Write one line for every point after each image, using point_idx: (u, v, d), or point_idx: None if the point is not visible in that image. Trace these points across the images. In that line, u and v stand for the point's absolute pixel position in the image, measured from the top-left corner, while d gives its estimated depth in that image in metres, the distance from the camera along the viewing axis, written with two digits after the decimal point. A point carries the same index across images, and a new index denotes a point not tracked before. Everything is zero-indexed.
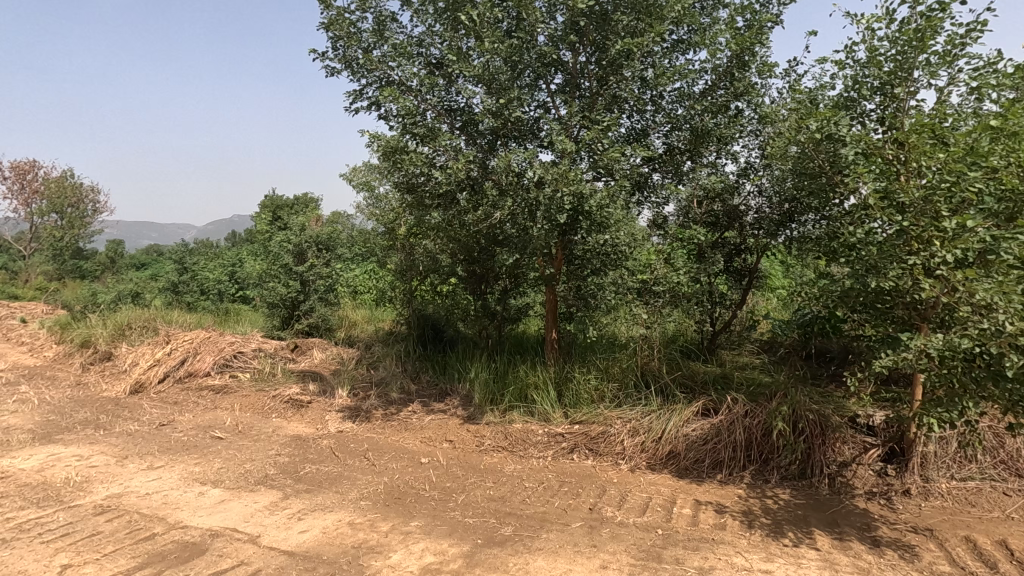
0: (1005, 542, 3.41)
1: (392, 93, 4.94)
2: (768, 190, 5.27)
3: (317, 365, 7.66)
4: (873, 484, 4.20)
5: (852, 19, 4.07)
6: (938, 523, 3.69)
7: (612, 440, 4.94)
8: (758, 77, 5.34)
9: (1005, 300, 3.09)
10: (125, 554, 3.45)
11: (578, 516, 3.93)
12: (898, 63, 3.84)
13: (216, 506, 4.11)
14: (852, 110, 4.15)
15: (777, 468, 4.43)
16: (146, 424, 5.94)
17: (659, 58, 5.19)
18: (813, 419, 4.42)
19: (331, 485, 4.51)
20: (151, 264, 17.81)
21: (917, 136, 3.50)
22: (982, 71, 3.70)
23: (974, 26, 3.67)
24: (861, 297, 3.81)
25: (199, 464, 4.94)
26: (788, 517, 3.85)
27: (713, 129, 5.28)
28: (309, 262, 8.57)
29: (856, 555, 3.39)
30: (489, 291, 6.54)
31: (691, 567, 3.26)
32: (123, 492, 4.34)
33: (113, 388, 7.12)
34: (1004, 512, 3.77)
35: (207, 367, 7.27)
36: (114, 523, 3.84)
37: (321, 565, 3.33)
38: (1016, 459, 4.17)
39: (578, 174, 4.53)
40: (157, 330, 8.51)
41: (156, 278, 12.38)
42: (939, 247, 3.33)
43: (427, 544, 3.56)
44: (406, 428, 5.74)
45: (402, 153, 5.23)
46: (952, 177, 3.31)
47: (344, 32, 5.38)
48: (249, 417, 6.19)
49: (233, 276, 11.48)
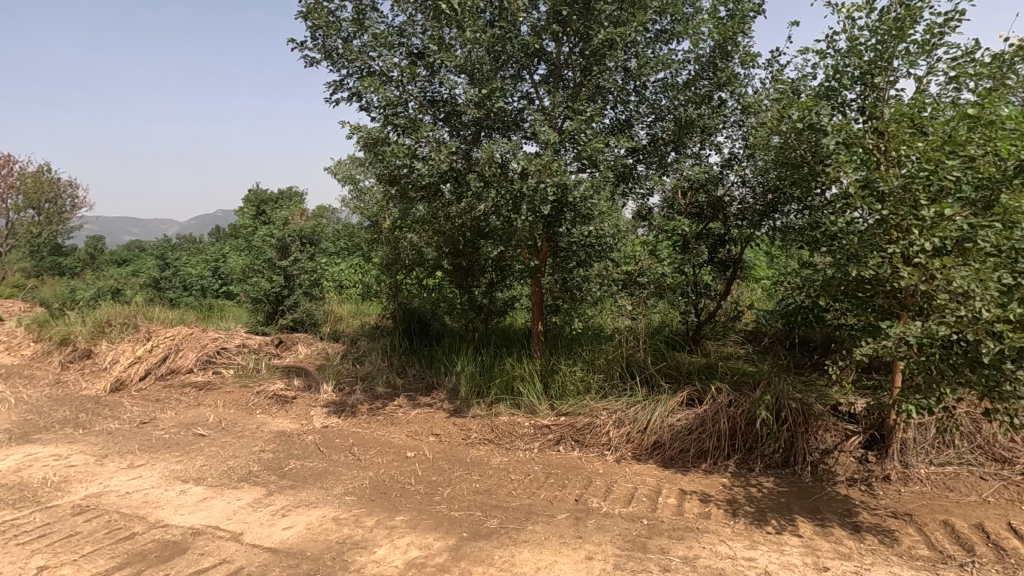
0: (981, 526, 3.47)
1: (372, 84, 4.90)
2: (751, 180, 5.29)
3: (302, 360, 7.58)
4: (854, 470, 4.25)
5: (832, 9, 4.07)
6: (917, 508, 3.74)
7: (598, 431, 4.96)
8: (741, 67, 5.32)
9: (981, 287, 3.12)
10: (104, 554, 3.39)
11: (565, 507, 3.93)
12: (879, 53, 3.85)
13: (197, 504, 4.06)
14: (833, 100, 4.17)
15: (761, 457, 4.47)
16: (127, 423, 5.84)
17: (643, 48, 5.18)
18: (796, 408, 4.47)
19: (316, 481, 4.47)
20: (133, 260, 17.54)
21: (897, 125, 3.53)
22: (959, 61, 3.73)
23: (952, 15, 3.69)
24: (842, 286, 3.84)
25: (181, 462, 4.87)
26: (771, 505, 3.89)
27: (696, 120, 5.27)
28: (292, 256, 8.44)
29: (837, 541, 3.44)
30: (476, 285, 6.50)
31: (675, 556, 3.28)
32: (102, 491, 4.27)
33: (93, 387, 6.99)
34: (981, 496, 3.82)
35: (190, 364, 7.18)
36: (92, 523, 3.77)
37: (304, 561, 3.30)
38: (993, 444, 4.23)
39: (561, 164, 4.51)
40: (138, 326, 8.38)
41: (137, 274, 12.17)
42: (918, 236, 3.35)
43: (412, 538, 3.54)
44: (392, 422, 5.71)
45: (384, 145, 5.15)
46: (931, 165, 3.34)
47: (322, 21, 5.28)
48: (233, 414, 6.11)
49: (216, 272, 11.33)
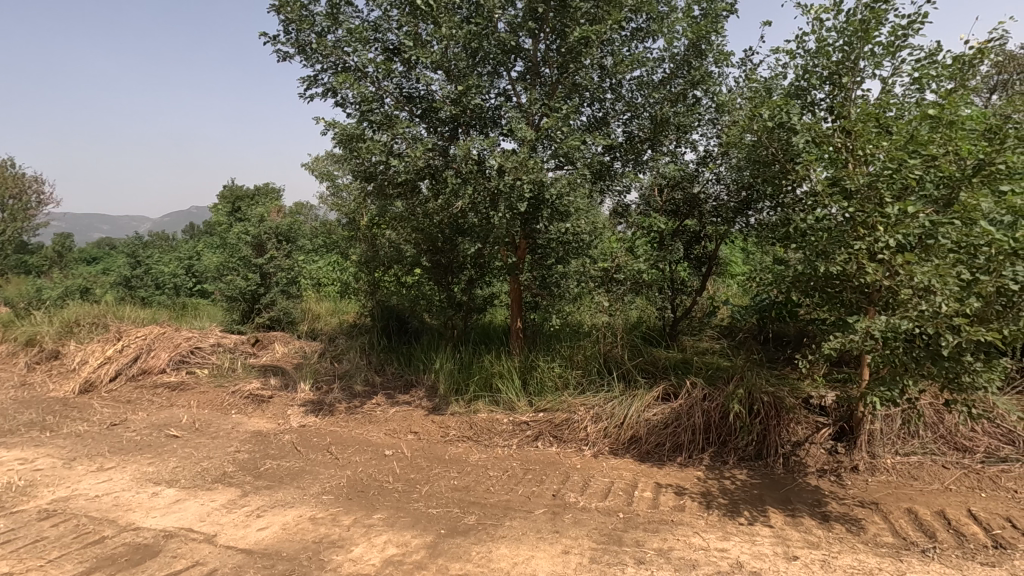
0: (943, 512, 3.59)
1: (347, 80, 4.86)
2: (725, 177, 5.37)
3: (279, 359, 7.49)
4: (824, 462, 4.36)
5: (801, 10, 4.15)
6: (883, 497, 3.86)
7: (576, 427, 5.00)
8: (714, 66, 5.40)
9: (941, 282, 3.23)
10: (72, 559, 3.32)
11: (542, 502, 3.97)
12: (846, 54, 3.94)
13: (170, 506, 3.99)
14: (802, 99, 4.25)
15: (734, 450, 4.56)
16: (96, 424, 5.71)
17: (618, 46, 5.23)
18: (768, 401, 4.57)
19: (292, 481, 4.43)
20: (102, 259, 17.12)
21: (863, 124, 3.65)
22: (922, 63, 3.83)
23: (916, 18, 3.79)
24: (812, 281, 3.94)
25: (153, 463, 4.78)
26: (743, 497, 3.97)
27: (671, 117, 5.35)
28: (268, 254, 8.31)
29: (806, 530, 3.53)
30: (455, 282, 6.46)
31: (650, 548, 3.33)
32: (70, 495, 4.17)
33: (61, 388, 6.81)
34: (943, 484, 3.95)
35: (162, 364, 7.04)
36: (60, 528, 3.68)
37: (279, 562, 3.28)
38: (954, 434, 4.38)
39: (537, 162, 4.53)
40: (108, 326, 8.19)
41: (106, 273, 11.86)
42: (883, 233, 3.46)
43: (390, 536, 3.54)
44: (370, 420, 5.68)
45: (359, 141, 5.10)
46: (894, 164, 3.43)
47: (295, 15, 5.21)
48: (207, 414, 6.01)
49: (190, 270, 11.11)
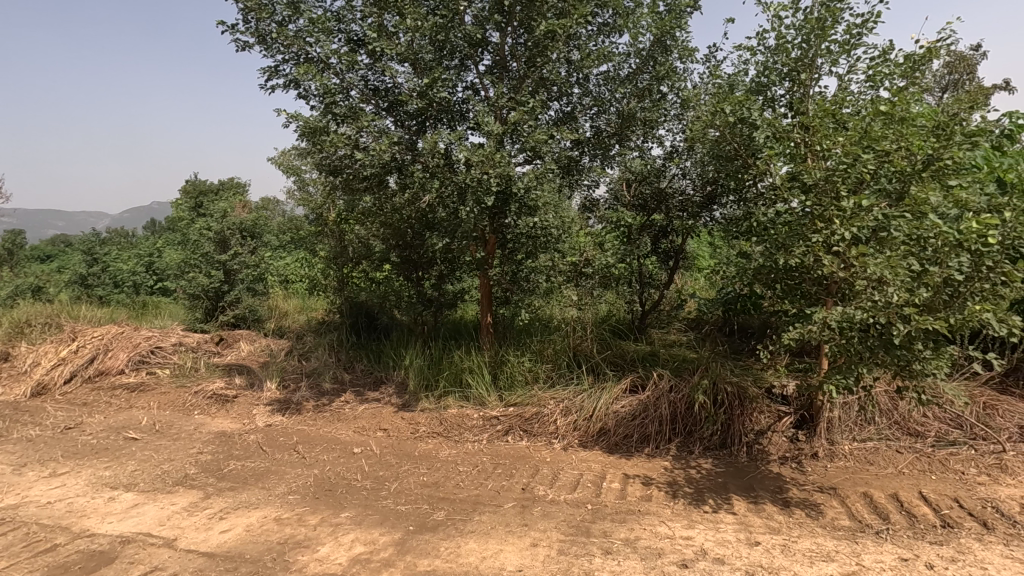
0: (896, 495, 3.73)
1: (309, 71, 4.78)
2: (691, 172, 5.42)
3: (244, 358, 7.32)
4: (786, 449, 4.49)
5: (762, 7, 4.22)
6: (841, 481, 3.99)
7: (546, 420, 5.03)
8: (679, 62, 5.45)
9: (892, 273, 3.34)
10: (21, 569, 3.18)
11: (511, 496, 3.97)
12: (804, 51, 4.04)
13: (128, 511, 3.86)
14: (764, 94, 4.33)
15: (700, 440, 4.64)
16: (50, 429, 5.48)
17: (584, 41, 5.24)
18: (731, 392, 4.67)
19: (257, 481, 4.34)
20: (56, 256, 16.46)
21: (820, 120, 3.79)
22: (876, 61, 3.94)
23: (869, 17, 3.89)
24: (772, 273, 4.05)
25: (111, 467, 4.61)
26: (708, 485, 4.06)
27: (638, 113, 5.42)
28: (232, 251, 8.08)
29: (768, 516, 3.62)
30: (426, 278, 6.38)
31: (618, 538, 3.37)
32: (20, 502, 4.00)
33: (11, 391, 6.51)
34: (897, 468, 4.11)
35: (120, 365, 6.81)
36: (8, 537, 3.53)
37: (242, 564, 3.20)
38: (907, 420, 4.55)
39: (503, 156, 4.51)
40: (62, 326, 7.87)
41: (60, 271, 11.39)
42: (838, 226, 3.51)
43: (357, 534, 3.50)
44: (338, 419, 5.58)
45: (323, 134, 4.99)
46: (849, 159, 3.53)
47: (253, 3, 5.05)
48: (169, 416, 5.83)
49: (150, 267, 10.72)
